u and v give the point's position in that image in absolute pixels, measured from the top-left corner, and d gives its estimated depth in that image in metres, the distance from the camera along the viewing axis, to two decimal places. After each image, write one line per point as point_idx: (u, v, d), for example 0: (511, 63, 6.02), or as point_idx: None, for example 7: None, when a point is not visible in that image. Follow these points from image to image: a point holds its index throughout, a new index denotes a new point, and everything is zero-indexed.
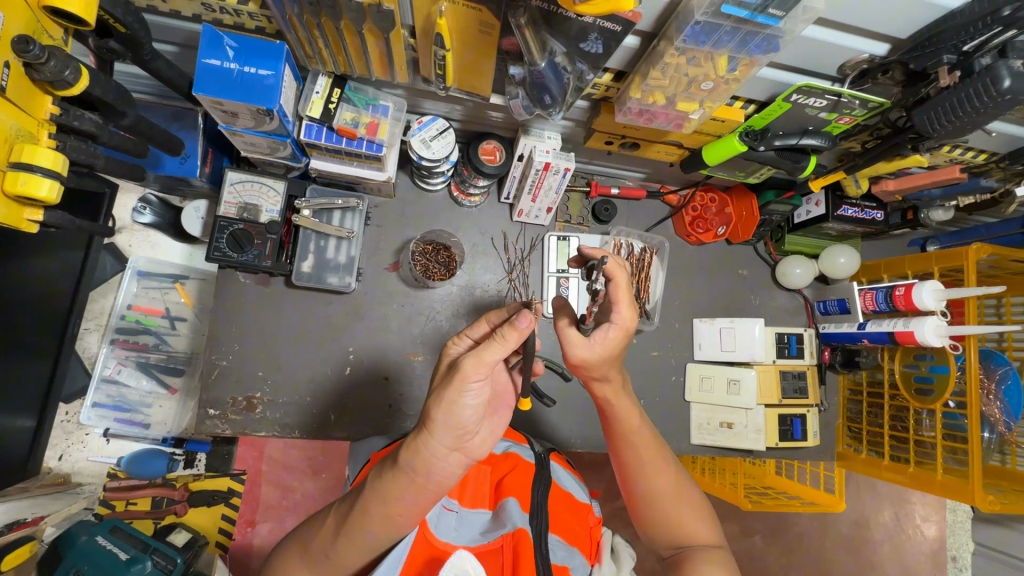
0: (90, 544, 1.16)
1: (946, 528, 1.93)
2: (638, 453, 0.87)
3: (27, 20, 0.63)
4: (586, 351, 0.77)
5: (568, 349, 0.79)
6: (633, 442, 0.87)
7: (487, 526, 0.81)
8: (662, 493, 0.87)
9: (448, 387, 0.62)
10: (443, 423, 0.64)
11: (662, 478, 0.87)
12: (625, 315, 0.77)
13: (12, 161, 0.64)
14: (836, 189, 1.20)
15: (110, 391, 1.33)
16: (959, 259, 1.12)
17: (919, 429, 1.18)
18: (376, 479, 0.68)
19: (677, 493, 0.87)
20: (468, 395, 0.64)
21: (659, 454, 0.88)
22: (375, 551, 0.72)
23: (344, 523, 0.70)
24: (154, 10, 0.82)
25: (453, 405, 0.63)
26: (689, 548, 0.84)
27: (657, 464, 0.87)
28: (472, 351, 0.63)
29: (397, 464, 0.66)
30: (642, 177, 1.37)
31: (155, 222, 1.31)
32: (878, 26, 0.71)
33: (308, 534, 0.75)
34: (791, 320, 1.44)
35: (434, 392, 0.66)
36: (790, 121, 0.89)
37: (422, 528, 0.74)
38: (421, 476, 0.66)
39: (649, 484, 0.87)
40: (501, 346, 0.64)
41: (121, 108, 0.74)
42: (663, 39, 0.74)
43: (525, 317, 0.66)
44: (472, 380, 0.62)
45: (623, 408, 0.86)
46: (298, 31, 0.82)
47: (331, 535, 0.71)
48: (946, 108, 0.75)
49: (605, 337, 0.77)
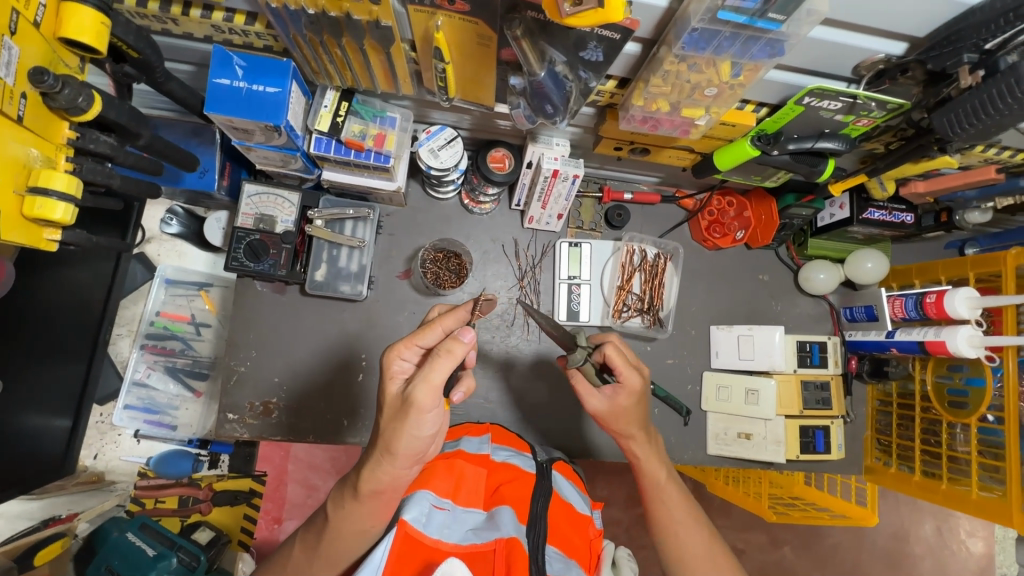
0: (122, 540, 1.25)
1: (994, 545, 1.82)
2: (670, 510, 0.94)
3: (44, 51, 0.66)
4: (598, 402, 0.93)
5: (585, 401, 0.95)
6: (669, 500, 0.95)
7: (478, 525, 0.79)
8: (702, 552, 0.91)
9: (407, 419, 0.67)
10: (403, 452, 0.70)
11: (700, 533, 0.93)
12: (633, 378, 0.90)
13: (29, 185, 0.67)
14: (861, 192, 1.15)
15: (141, 394, 1.39)
16: (995, 263, 1.06)
17: (953, 444, 1.11)
18: (338, 508, 0.76)
19: (715, 550, 0.92)
20: (427, 422, 0.69)
21: (690, 508, 0.95)
22: (349, 563, 0.80)
23: (324, 542, 0.77)
24: (165, 32, 0.85)
25: (414, 435, 0.69)
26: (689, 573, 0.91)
27: (691, 522, 0.93)
28: (420, 377, 0.66)
29: (359, 493, 0.73)
30: (656, 181, 1.34)
31: (182, 232, 1.36)
32: (892, 24, 0.67)
33: (285, 556, 0.82)
34: (814, 328, 1.38)
35: (390, 419, 0.70)
36: (805, 124, 0.86)
37: (406, 529, 0.73)
38: (387, 494, 0.73)
39: (687, 542, 0.92)
40: (449, 359, 0.67)
41: (135, 129, 0.78)
42: (663, 45, 0.72)
43: (471, 332, 0.69)
44: (427, 409, 0.67)
45: (655, 471, 0.96)
46: (303, 48, 0.84)
47: (303, 565, 0.78)
48: (968, 110, 0.71)
49: (614, 394, 0.92)
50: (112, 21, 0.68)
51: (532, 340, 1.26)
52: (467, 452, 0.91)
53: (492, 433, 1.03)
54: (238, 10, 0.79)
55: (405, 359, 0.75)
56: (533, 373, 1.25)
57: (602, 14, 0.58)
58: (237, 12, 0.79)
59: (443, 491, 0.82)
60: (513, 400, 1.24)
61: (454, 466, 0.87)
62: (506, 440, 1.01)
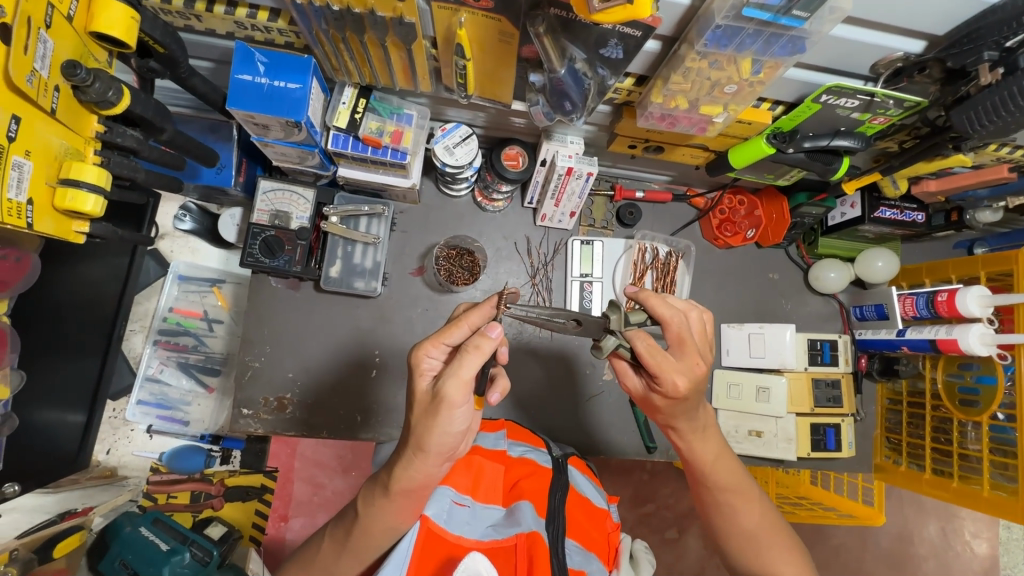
0: (134, 535, 1.26)
1: (998, 546, 1.83)
2: (716, 494, 0.86)
3: (75, 45, 0.67)
4: (634, 385, 0.83)
5: (623, 376, 0.85)
6: (714, 486, 0.85)
7: (499, 521, 0.80)
8: (754, 533, 0.85)
9: (439, 415, 0.68)
10: (436, 450, 0.70)
11: (750, 515, 0.85)
12: (671, 386, 0.74)
13: (60, 178, 0.68)
14: (872, 191, 1.16)
15: (153, 389, 1.41)
16: (1006, 262, 1.07)
17: (963, 442, 1.11)
18: (368, 505, 0.75)
19: (768, 529, 0.85)
20: (457, 418, 0.69)
21: (742, 491, 0.85)
22: (373, 558, 0.80)
23: (346, 537, 0.77)
24: (190, 29, 0.86)
25: (441, 430, 0.69)
26: (746, 546, 0.86)
27: (738, 503, 0.85)
28: (452, 374, 0.67)
29: (391, 490, 0.72)
30: (667, 179, 1.35)
31: (194, 228, 1.37)
32: (911, 23, 0.68)
33: (311, 551, 0.83)
34: (824, 326, 1.38)
35: (421, 416, 0.70)
36: (821, 122, 0.86)
37: (428, 525, 0.74)
38: (416, 491, 0.73)
39: (736, 524, 0.86)
40: (478, 356, 0.67)
41: (160, 124, 0.78)
42: (684, 43, 0.73)
43: (498, 327, 0.69)
44: (459, 404, 0.68)
45: (704, 453, 0.85)
46: (324, 45, 0.85)
47: (326, 558, 0.79)
48: (987, 108, 0.72)
49: (651, 387, 0.79)
50: (141, 16, 0.69)
51: (544, 337, 1.26)
52: (484, 448, 0.91)
53: (507, 429, 1.02)
54: (262, 7, 0.80)
55: (433, 357, 0.74)
56: (543, 371, 1.26)
57: (630, 10, 0.59)
58: (261, 8, 0.80)
59: (462, 486, 0.83)
60: (526, 397, 1.24)
61: (473, 462, 0.87)
62: (521, 435, 1.01)
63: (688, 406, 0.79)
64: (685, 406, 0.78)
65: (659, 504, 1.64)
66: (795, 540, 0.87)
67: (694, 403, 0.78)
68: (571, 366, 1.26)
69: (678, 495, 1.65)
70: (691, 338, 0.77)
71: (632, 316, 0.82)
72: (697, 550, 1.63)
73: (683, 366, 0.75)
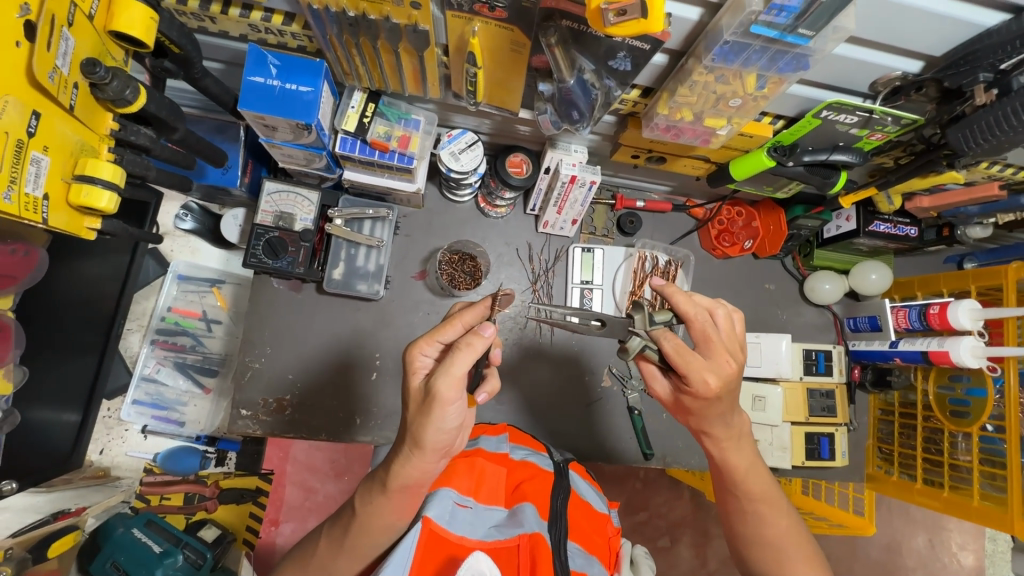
0: (127, 536, 1.26)
1: (984, 558, 1.85)
2: (744, 502, 0.87)
3: (94, 43, 0.68)
4: (661, 389, 0.85)
5: (650, 380, 0.87)
6: (743, 494, 0.87)
7: (501, 522, 0.80)
8: (778, 541, 0.86)
9: (431, 413, 0.67)
10: (432, 446, 0.70)
11: (776, 524, 0.86)
12: (699, 384, 0.74)
13: (75, 174, 0.69)
14: (867, 205, 1.19)
15: (149, 389, 1.40)
16: (996, 277, 1.10)
17: (953, 453, 1.13)
18: (368, 502, 0.76)
19: (792, 536, 0.87)
20: (449, 415, 0.69)
21: (769, 500, 0.87)
22: (371, 557, 0.80)
23: (345, 537, 0.78)
24: (204, 31, 0.87)
25: (440, 430, 0.69)
26: (770, 553, 0.87)
27: (765, 512, 0.86)
28: (443, 371, 0.67)
29: (388, 487, 0.73)
30: (667, 190, 1.37)
31: (195, 228, 1.36)
32: (910, 44, 0.71)
33: (308, 550, 0.82)
34: (818, 337, 1.41)
35: (416, 414, 0.70)
36: (820, 137, 0.89)
37: (430, 525, 0.74)
38: (415, 489, 0.74)
39: (759, 532, 0.87)
40: (470, 353, 0.67)
41: (172, 124, 0.79)
42: (692, 57, 0.75)
43: (490, 327, 0.70)
44: (450, 401, 0.68)
45: (737, 462, 0.86)
46: (337, 49, 0.86)
47: (327, 559, 0.79)
48: (981, 127, 0.75)
49: (679, 388, 0.81)
50: (159, 16, 0.69)
51: (546, 341, 1.27)
52: (486, 451, 0.92)
53: (509, 433, 1.03)
54: (277, 11, 0.81)
55: (427, 355, 0.75)
56: (540, 370, 1.27)
57: (643, 24, 0.61)
58: (276, 13, 0.81)
59: (464, 488, 0.83)
60: (526, 401, 1.25)
61: (475, 464, 0.88)
62: (522, 439, 1.02)
63: (717, 409, 0.79)
64: (717, 406, 0.78)
65: (652, 512, 1.65)
66: (814, 547, 0.88)
67: (724, 402, 0.78)
68: (571, 370, 1.27)
69: (670, 504, 1.66)
70: (716, 336, 0.77)
71: (657, 314, 0.82)
72: (688, 559, 1.64)
73: (712, 364, 0.75)
